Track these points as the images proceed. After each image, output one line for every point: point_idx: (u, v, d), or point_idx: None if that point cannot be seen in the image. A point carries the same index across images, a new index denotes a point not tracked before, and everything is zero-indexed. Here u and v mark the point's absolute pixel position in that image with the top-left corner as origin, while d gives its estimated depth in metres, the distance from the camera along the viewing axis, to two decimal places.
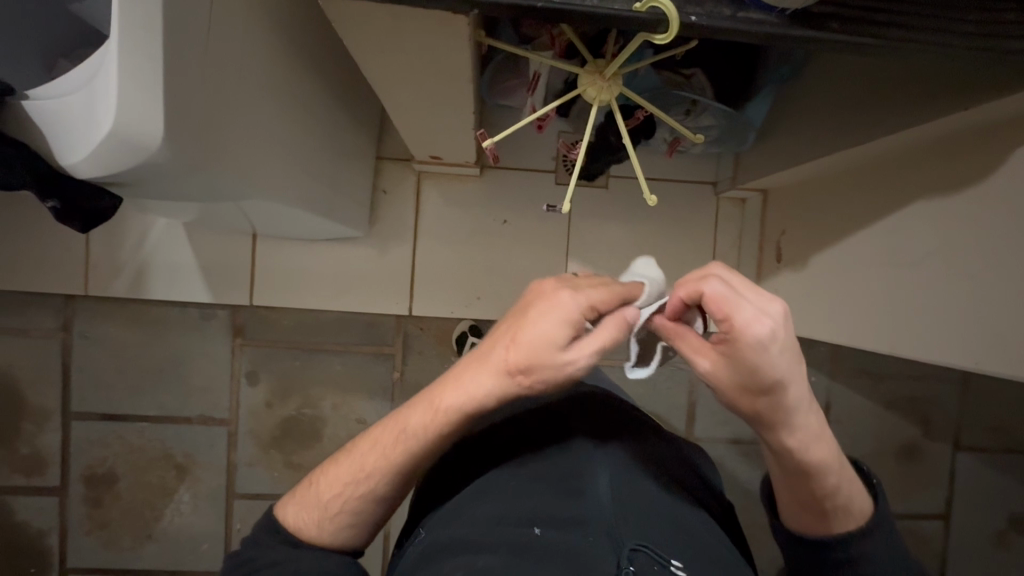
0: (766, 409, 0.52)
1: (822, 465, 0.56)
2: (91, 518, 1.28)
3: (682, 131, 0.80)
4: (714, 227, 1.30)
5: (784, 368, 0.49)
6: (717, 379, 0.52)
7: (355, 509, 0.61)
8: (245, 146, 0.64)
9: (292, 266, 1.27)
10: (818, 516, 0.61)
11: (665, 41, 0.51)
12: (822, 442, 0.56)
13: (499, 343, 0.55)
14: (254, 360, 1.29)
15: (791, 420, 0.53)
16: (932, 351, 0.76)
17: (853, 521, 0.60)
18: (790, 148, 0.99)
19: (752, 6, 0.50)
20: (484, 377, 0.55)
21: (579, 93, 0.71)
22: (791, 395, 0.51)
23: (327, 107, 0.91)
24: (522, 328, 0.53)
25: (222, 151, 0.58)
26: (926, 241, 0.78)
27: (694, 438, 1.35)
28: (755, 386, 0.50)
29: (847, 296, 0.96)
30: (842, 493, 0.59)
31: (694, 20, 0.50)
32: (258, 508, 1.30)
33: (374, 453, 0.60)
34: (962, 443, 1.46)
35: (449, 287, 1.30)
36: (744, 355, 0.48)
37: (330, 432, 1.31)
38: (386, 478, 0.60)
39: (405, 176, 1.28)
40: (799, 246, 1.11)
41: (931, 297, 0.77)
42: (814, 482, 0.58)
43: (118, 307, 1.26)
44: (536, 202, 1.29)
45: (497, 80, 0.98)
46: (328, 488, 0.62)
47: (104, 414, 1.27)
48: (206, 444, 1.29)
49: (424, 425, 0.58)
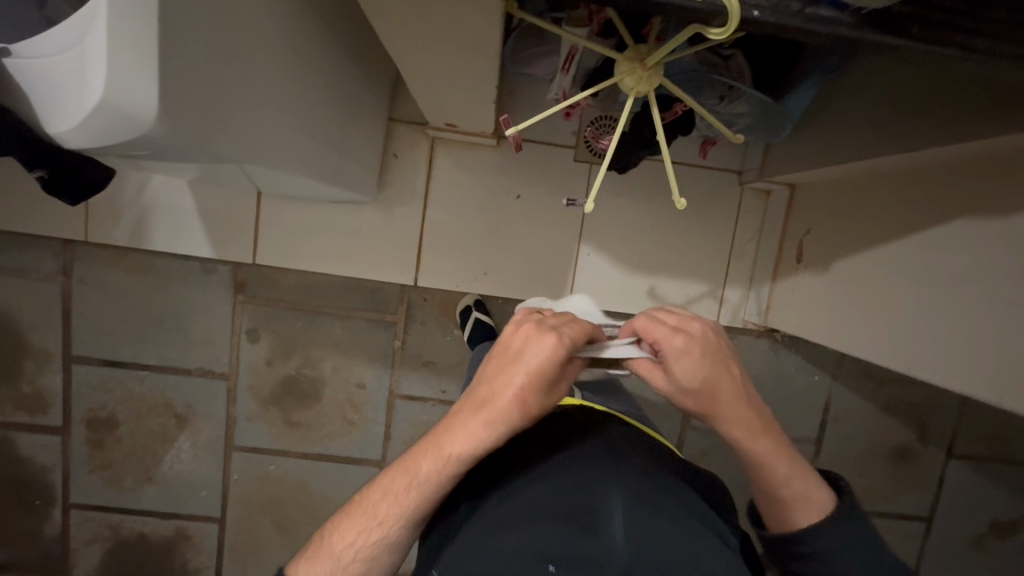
0: (709, 410, 0.68)
1: (764, 456, 0.69)
2: (93, 459, 1.31)
3: (721, 127, 0.77)
4: (734, 218, 1.25)
5: (707, 374, 0.67)
6: (672, 391, 0.69)
7: (369, 557, 0.65)
8: (244, 117, 0.59)
9: (297, 227, 1.24)
10: (784, 510, 0.69)
11: (724, 36, 0.47)
12: (764, 435, 0.69)
13: (498, 389, 0.61)
14: (255, 318, 1.28)
15: (734, 419, 0.68)
16: (954, 377, 0.73)
17: (816, 513, 0.68)
18: (823, 145, 0.93)
19: (824, 2, 0.47)
20: (489, 422, 0.61)
21: (616, 81, 0.65)
22: (728, 398, 0.68)
23: (337, 65, 0.84)
24: (520, 378, 0.60)
25: (219, 123, 0.54)
26: (958, 261, 0.74)
27: (689, 427, 1.36)
28: (699, 392, 0.67)
29: (864, 309, 0.93)
30: (799, 482, 0.69)
31: (756, 15, 0.46)
32: (256, 461, 1.33)
33: (387, 502, 0.65)
34: (956, 450, 1.47)
35: (456, 260, 1.27)
36: (677, 367, 0.67)
37: (329, 393, 1.31)
38: (401, 522, 0.65)
39: (417, 141, 1.22)
40: (823, 248, 1.07)
41: (954, 325, 0.74)
42: (764, 471, 0.69)
43: (119, 255, 1.24)
44: (553, 179, 1.24)
45: (520, 47, 0.91)
46: (341, 542, 0.65)
47: (105, 360, 1.27)
48: (206, 396, 1.30)
49: (434, 472, 0.63)
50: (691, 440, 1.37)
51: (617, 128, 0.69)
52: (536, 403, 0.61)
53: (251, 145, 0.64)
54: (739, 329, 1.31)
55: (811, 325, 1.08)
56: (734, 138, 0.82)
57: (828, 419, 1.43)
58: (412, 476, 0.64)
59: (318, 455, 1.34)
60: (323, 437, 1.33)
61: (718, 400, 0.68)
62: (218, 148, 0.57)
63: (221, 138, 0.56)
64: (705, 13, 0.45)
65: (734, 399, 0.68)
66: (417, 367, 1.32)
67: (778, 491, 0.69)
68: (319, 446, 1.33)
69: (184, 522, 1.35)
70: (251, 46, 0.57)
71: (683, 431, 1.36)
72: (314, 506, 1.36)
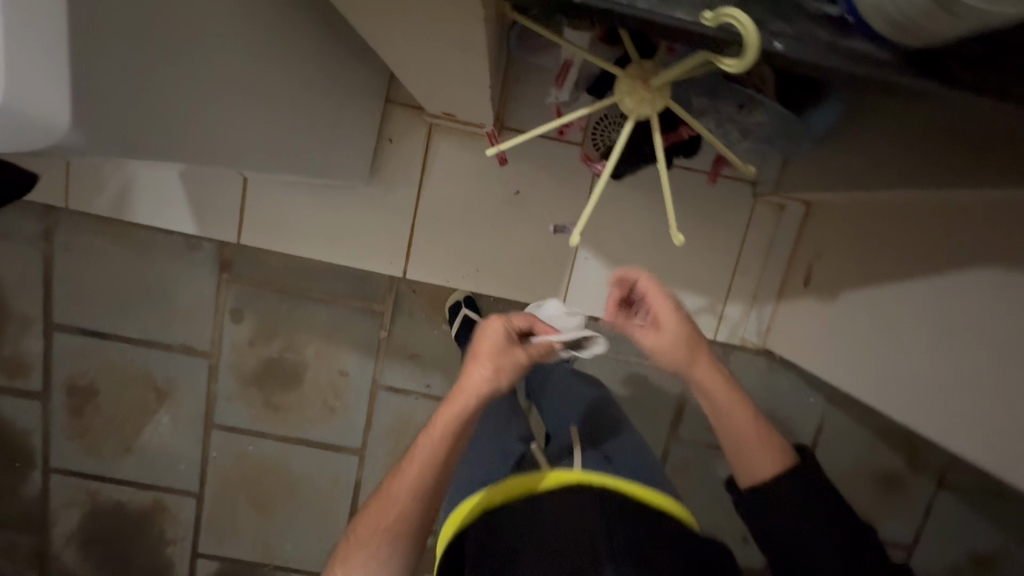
0: (684, 359, 0.79)
1: (732, 408, 0.80)
2: (73, 425, 1.30)
3: (726, 153, 0.71)
4: (744, 232, 1.19)
5: (685, 325, 0.79)
6: (662, 345, 0.79)
7: (390, 540, 0.70)
8: (183, 101, 0.53)
9: (285, 209, 1.19)
10: (752, 462, 0.79)
11: (738, 71, 0.43)
12: (727, 391, 0.81)
13: (466, 369, 0.72)
14: (239, 298, 1.24)
15: (703, 374, 0.80)
16: (950, 436, 0.69)
17: (777, 467, 0.78)
18: (844, 168, 0.87)
19: (859, 35, 0.42)
20: (467, 394, 0.71)
21: (616, 101, 0.60)
22: (703, 355, 0.80)
23: (319, 46, 0.78)
24: (481, 352, 0.71)
25: (146, 116, 0.47)
26: (965, 312, 0.70)
27: (675, 439, 1.33)
28: (683, 346, 0.78)
29: (873, 354, 0.88)
30: (762, 438, 0.80)
31: (777, 47, 0.42)
32: (235, 439, 1.32)
33: (398, 485, 0.72)
34: (947, 482, 1.43)
35: (448, 254, 1.22)
36: (663, 318, 0.79)
37: (311, 378, 1.29)
38: (413, 498, 0.71)
39: (415, 126, 1.16)
40: (833, 275, 1.01)
41: (959, 379, 0.69)
42: (736, 417, 0.80)
43: (102, 224, 1.20)
44: (556, 176, 1.18)
45: (529, 34, 0.87)
46: (362, 534, 0.71)
47: (87, 329, 1.25)
48: (187, 372, 1.28)
49: (430, 447, 0.72)
50: (676, 452, 1.34)
51: (615, 149, 0.64)
52: (503, 370, 0.71)
53: (198, 136, 0.57)
54: (737, 345, 1.26)
55: (815, 357, 1.04)
56: (743, 168, 0.78)
57: (819, 442, 1.39)
58: (415, 456, 0.73)
59: (298, 438, 1.32)
60: (304, 421, 1.31)
61: (697, 354, 0.80)
62: (160, 143, 0.51)
63: (158, 130, 0.50)
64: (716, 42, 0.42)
65: (704, 357, 0.80)
66: (402, 359, 1.28)
67: (743, 444, 0.80)
68: (299, 431, 1.32)
69: (163, 493, 1.35)
70: (180, 22, 0.50)
71: (669, 442, 1.33)
72: (290, 489, 1.35)
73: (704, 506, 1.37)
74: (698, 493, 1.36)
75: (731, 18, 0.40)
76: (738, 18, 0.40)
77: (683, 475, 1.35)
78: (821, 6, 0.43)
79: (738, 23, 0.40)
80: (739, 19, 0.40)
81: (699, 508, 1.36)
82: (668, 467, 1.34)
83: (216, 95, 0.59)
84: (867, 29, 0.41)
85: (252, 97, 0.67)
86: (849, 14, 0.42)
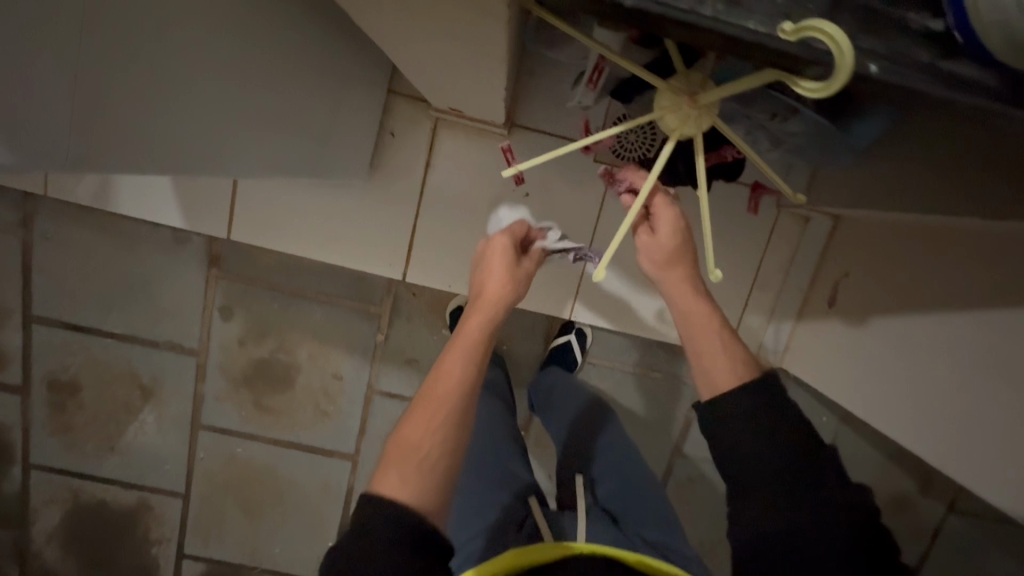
0: (669, 258, 0.76)
1: (699, 316, 0.73)
2: (55, 421, 1.25)
3: (766, 171, 0.72)
4: (765, 244, 1.12)
5: (676, 227, 0.76)
6: (650, 245, 0.77)
7: (450, 437, 0.63)
8: (106, 90, 0.46)
9: (279, 203, 1.12)
10: (706, 367, 0.70)
11: (823, 95, 0.41)
12: (698, 296, 0.74)
13: (481, 280, 0.79)
14: (228, 295, 1.18)
15: (673, 282, 0.75)
16: (971, 470, 0.71)
17: (739, 376, 0.68)
18: (858, 189, 0.88)
19: (966, 57, 0.39)
20: (497, 298, 0.75)
21: (657, 117, 0.63)
22: (687, 262, 0.76)
23: (312, 33, 0.70)
24: (500, 262, 0.79)
25: (33, 101, 0.40)
26: (962, 337, 0.73)
27: (681, 454, 1.27)
28: (666, 249, 0.76)
29: (876, 382, 0.89)
30: (724, 345, 0.71)
31: (873, 71, 0.39)
32: (222, 440, 1.26)
33: (445, 380, 0.65)
34: (956, 505, 1.33)
35: (451, 257, 1.15)
36: (660, 221, 0.77)
37: (303, 380, 1.23)
38: (463, 392, 0.65)
39: (419, 120, 1.08)
40: (861, 295, 0.96)
41: (969, 403, 0.71)
42: (705, 328, 0.72)
43: (84, 213, 1.13)
44: (568, 178, 1.10)
45: (544, 28, 0.80)
46: (413, 437, 0.62)
47: (68, 322, 1.19)
48: (173, 371, 1.22)
49: (467, 348, 0.68)
50: (681, 468, 1.28)
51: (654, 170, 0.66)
52: (520, 276, 0.79)
53: (131, 127, 0.50)
54: None
55: (813, 373, 1.05)
56: (793, 197, 0.78)
57: None
58: (459, 350, 0.68)
59: (288, 442, 1.27)
60: (295, 424, 1.26)
61: (678, 262, 0.76)
62: (68, 135, 0.44)
63: (60, 118, 0.43)
64: (802, 61, 0.39)
65: (686, 266, 0.76)
66: (399, 364, 1.23)
67: (700, 349, 0.71)
68: (289, 434, 1.26)
69: (147, 493, 1.30)
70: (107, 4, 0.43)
71: (673, 458, 1.28)
72: (278, 492, 1.30)
73: (707, 523, 1.32)
74: (702, 510, 1.31)
75: (816, 32, 0.37)
76: (827, 32, 0.37)
77: (686, 491, 1.30)
78: (924, 21, 0.40)
79: (832, 42, 0.37)
80: (828, 32, 0.37)
81: (703, 525, 1.31)
82: (671, 483, 1.29)
83: (164, 86, 0.52)
84: (977, 50, 0.38)
85: (217, 90, 0.59)
86: (959, 31, 0.38)
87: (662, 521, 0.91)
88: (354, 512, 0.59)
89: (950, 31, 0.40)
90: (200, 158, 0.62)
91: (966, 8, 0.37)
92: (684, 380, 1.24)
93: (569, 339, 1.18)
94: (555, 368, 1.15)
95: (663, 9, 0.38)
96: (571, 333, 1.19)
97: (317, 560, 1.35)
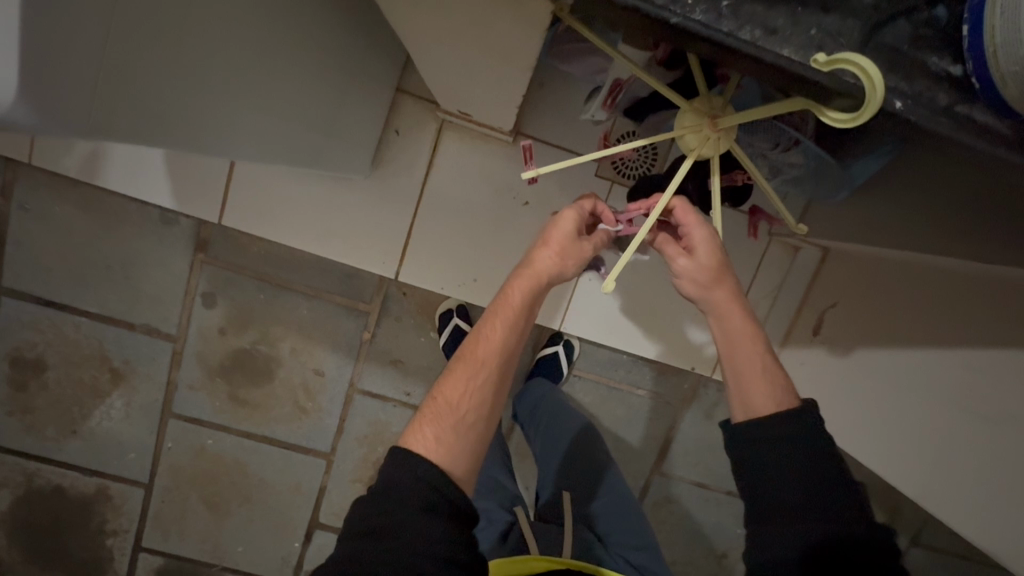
0: (710, 284, 0.71)
1: (739, 338, 0.71)
2: (15, 401, 1.19)
3: (778, 201, 0.72)
4: (755, 271, 1.15)
5: (714, 248, 0.70)
6: (690, 269, 0.70)
7: (482, 405, 0.63)
8: (125, 66, 0.45)
9: (275, 192, 1.10)
10: (748, 394, 0.69)
11: (848, 125, 0.44)
12: (740, 313, 0.72)
13: (530, 252, 0.71)
14: (213, 281, 1.14)
15: (718, 300, 0.71)
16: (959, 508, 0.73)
17: (778, 402, 0.68)
18: (859, 224, 0.90)
19: (981, 103, 0.42)
20: (548, 273, 0.68)
21: (678, 136, 0.64)
22: (729, 277, 0.71)
23: (329, 23, 0.70)
24: (553, 238, 0.70)
25: (49, 68, 0.38)
26: (942, 377, 0.75)
27: (659, 473, 1.28)
28: (708, 267, 0.70)
29: (862, 417, 0.91)
30: (766, 367, 0.70)
31: (898, 107, 0.41)
32: (193, 432, 1.22)
33: (485, 345, 0.65)
34: (921, 539, 1.33)
35: (446, 260, 1.14)
36: (694, 242, 0.70)
37: (283, 374, 1.20)
38: (502, 364, 0.65)
39: (425, 122, 1.08)
40: (843, 327, 0.99)
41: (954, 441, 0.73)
42: (747, 349, 0.71)
43: (68, 186, 1.09)
44: (568, 191, 1.11)
45: (562, 40, 0.83)
46: (449, 399, 0.63)
47: (39, 298, 1.14)
48: (148, 356, 1.18)
49: (509, 322, 0.66)
50: (658, 487, 1.29)
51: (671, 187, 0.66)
52: (578, 250, 0.71)
53: (134, 103, 0.48)
54: None
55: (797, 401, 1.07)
56: (795, 229, 0.77)
57: None
58: (503, 317, 0.66)
59: (262, 437, 1.23)
60: (270, 418, 1.22)
61: (721, 280, 0.71)
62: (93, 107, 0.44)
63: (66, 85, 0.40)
64: (830, 92, 0.42)
65: (729, 280, 0.71)
66: (383, 365, 1.21)
67: (742, 374, 0.70)
68: (263, 428, 1.23)
69: (108, 481, 1.24)
70: None
71: (651, 477, 1.28)
72: (248, 489, 1.26)
73: (680, 543, 1.32)
74: (675, 529, 1.31)
75: (848, 63, 0.40)
76: (855, 62, 0.40)
77: (661, 511, 1.30)
78: (943, 65, 0.42)
79: (863, 76, 0.40)
80: (856, 62, 0.40)
81: (676, 545, 1.32)
82: (648, 500, 1.30)
83: (185, 66, 0.51)
84: (991, 99, 0.41)
85: (234, 74, 0.59)
86: (977, 77, 0.41)
87: (646, 546, 0.91)
88: (384, 462, 0.60)
89: (967, 76, 0.42)
90: (202, 136, 0.60)
91: (986, 57, 0.40)
92: (668, 399, 1.25)
93: (556, 350, 1.18)
94: (542, 379, 1.15)
95: (707, 32, 0.40)
96: (558, 344, 1.19)
97: (281, 561, 1.30)
